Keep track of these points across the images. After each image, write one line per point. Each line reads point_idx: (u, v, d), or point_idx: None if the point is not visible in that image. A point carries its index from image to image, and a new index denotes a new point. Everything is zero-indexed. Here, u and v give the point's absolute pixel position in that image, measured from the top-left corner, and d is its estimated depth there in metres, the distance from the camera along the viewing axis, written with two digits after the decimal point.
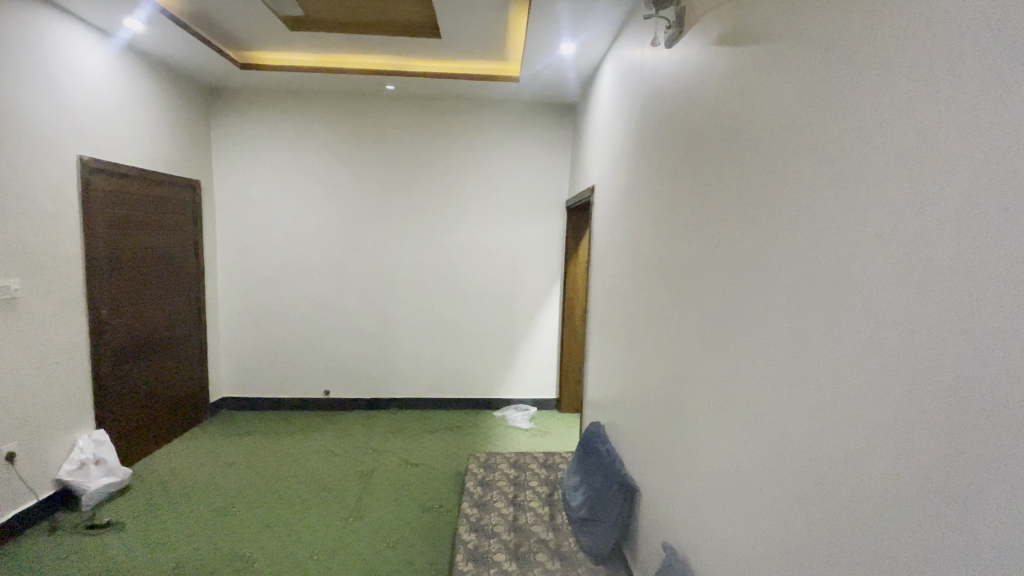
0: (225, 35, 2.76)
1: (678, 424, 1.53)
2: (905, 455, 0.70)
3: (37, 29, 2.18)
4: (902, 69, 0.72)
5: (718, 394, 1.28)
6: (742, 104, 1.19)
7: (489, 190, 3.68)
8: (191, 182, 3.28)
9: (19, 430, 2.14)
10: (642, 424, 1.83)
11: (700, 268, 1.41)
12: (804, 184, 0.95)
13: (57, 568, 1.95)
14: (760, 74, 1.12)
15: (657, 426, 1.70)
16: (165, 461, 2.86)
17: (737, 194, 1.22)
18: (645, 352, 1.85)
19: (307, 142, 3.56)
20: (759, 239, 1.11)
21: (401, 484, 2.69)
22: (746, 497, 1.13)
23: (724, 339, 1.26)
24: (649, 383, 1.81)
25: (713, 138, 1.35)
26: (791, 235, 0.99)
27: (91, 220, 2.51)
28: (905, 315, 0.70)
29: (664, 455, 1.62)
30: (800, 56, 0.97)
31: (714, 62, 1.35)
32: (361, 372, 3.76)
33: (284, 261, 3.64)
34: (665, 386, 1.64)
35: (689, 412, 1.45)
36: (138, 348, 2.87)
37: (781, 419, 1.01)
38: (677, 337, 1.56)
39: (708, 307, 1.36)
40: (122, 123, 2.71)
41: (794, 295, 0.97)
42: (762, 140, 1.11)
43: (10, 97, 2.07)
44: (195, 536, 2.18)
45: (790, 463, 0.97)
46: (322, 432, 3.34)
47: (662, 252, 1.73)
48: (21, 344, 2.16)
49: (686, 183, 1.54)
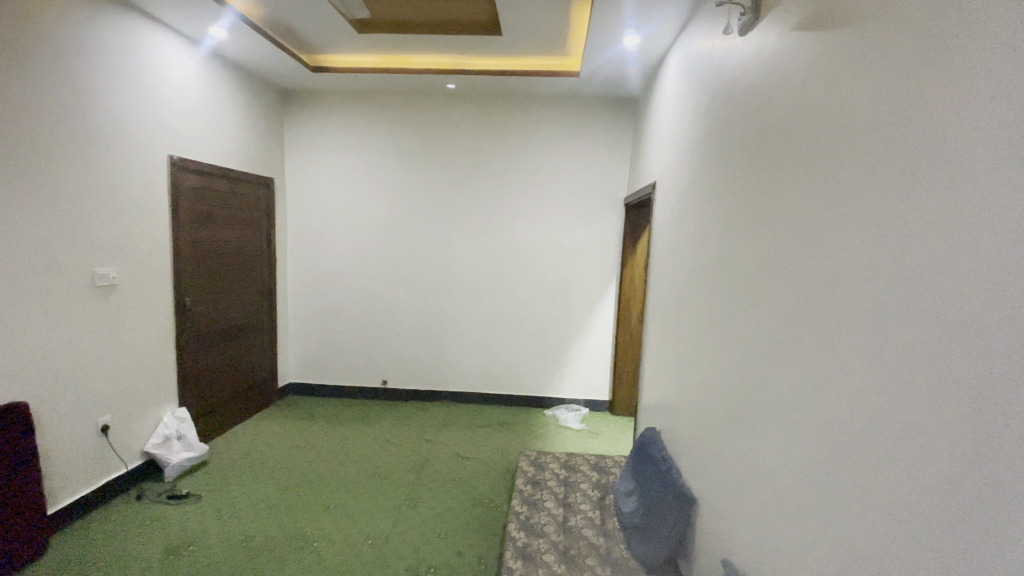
0: (295, 38, 2.89)
1: (738, 433, 1.44)
2: (994, 480, 0.62)
3: (136, 40, 2.40)
4: (996, 53, 0.65)
5: (782, 405, 1.20)
6: (817, 95, 1.11)
7: (546, 188, 3.66)
8: (266, 180, 3.49)
9: (112, 405, 2.37)
10: (701, 431, 1.75)
11: (768, 267, 1.32)
12: (874, 183, 0.88)
13: (142, 531, 2.14)
14: (836, 63, 1.04)
15: (716, 433, 1.62)
16: (237, 440, 3.06)
17: (807, 192, 1.14)
18: (707, 355, 1.76)
19: (372, 141, 3.69)
20: (828, 240, 1.03)
21: (454, 476, 2.72)
22: (807, 516, 1.06)
23: (790, 346, 1.18)
24: (709, 388, 1.72)
25: (786, 131, 1.26)
26: (866, 227, 0.89)
27: (179, 214, 2.73)
28: (1007, 318, 0.61)
29: (723, 464, 1.54)
30: (878, 44, 0.90)
31: (792, 46, 1.25)
32: (416, 365, 3.86)
33: (347, 256, 3.80)
34: (726, 392, 1.55)
35: (751, 422, 1.37)
36: (217, 333, 3.09)
37: (852, 432, 0.91)
38: (741, 342, 1.48)
39: (774, 312, 1.27)
40: (207, 125, 2.93)
41: (868, 296, 0.88)
42: (834, 135, 1.03)
43: (111, 103, 2.29)
44: (261, 512, 2.31)
45: (860, 483, 0.88)
46: (379, 421, 3.45)
47: (728, 251, 1.63)
48: (118, 327, 2.39)
49: (755, 179, 1.45)
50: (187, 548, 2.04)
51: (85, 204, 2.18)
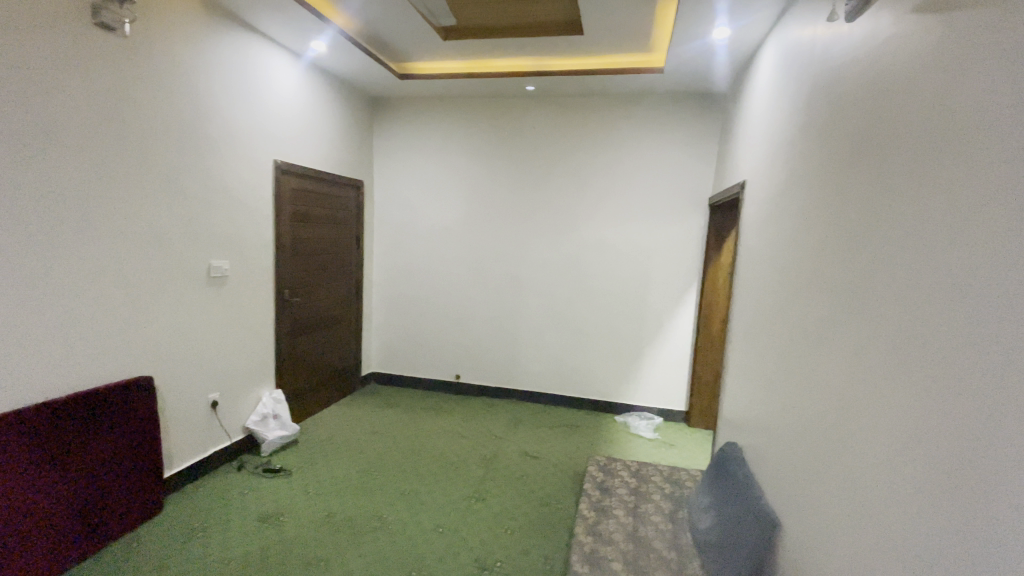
0: (385, 48, 3.07)
1: (826, 451, 1.33)
2: None
3: (250, 56, 2.68)
4: None
5: (877, 424, 1.09)
6: (931, 83, 1.00)
7: (624, 188, 3.59)
8: (356, 182, 3.74)
9: (221, 383, 2.65)
10: (787, 448, 1.63)
11: (868, 272, 1.20)
12: (1004, 180, 0.78)
13: (241, 499, 2.37)
14: (954, 46, 0.93)
15: (803, 452, 1.50)
16: (324, 423, 3.30)
17: (916, 190, 1.02)
18: (796, 367, 1.64)
19: (453, 143, 3.82)
20: (942, 243, 0.92)
21: (522, 474, 2.75)
22: (904, 551, 0.95)
23: (889, 360, 1.07)
24: (797, 402, 1.60)
25: (893, 124, 1.15)
26: (995, 229, 0.79)
27: (281, 213, 3.00)
28: None
29: (809, 485, 1.43)
30: (1012, 23, 0.79)
31: (906, 29, 1.13)
32: (488, 362, 3.94)
33: (427, 254, 3.96)
34: (815, 406, 1.44)
35: (841, 441, 1.26)
36: (310, 323, 3.35)
37: (967, 456, 0.81)
38: (833, 353, 1.36)
39: (871, 322, 1.16)
40: (307, 131, 3.19)
41: (994, 308, 0.78)
42: (950, 127, 0.93)
43: (228, 113, 2.57)
44: (343, 492, 2.47)
45: (977, 518, 0.79)
46: (453, 414, 3.56)
47: (821, 254, 1.51)
48: (228, 314, 2.67)
49: (856, 177, 1.33)
50: (279, 518, 2.24)
51: (203, 203, 2.45)
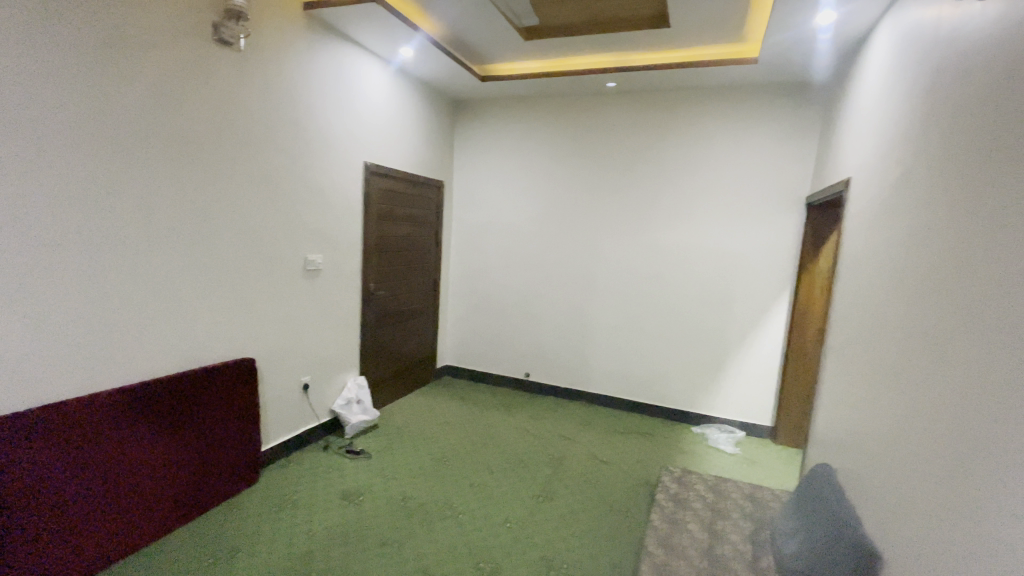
0: (468, 51, 3.17)
1: (935, 481, 1.18)
2: None
3: (346, 65, 2.89)
4: None
5: (998, 456, 0.96)
6: None
7: (708, 187, 3.41)
8: (437, 182, 3.89)
9: (312, 367, 2.88)
10: (888, 474, 1.47)
11: (990, 280, 1.06)
12: None
13: (326, 476, 2.56)
14: None
15: (906, 479, 1.35)
16: (401, 411, 3.47)
17: None
18: (901, 384, 1.47)
19: (531, 143, 3.85)
20: None
21: (591, 477, 2.71)
22: None
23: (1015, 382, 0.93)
24: (900, 423, 1.43)
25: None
26: None
27: (369, 212, 3.19)
28: None
29: (912, 516, 1.28)
30: None
31: None
32: (559, 362, 3.92)
33: (502, 253, 4.03)
34: (924, 429, 1.28)
35: (950, 470, 1.12)
36: (391, 316, 3.54)
37: None
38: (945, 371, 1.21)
39: (993, 338, 1.02)
40: (394, 134, 3.37)
41: None
42: None
43: (326, 118, 2.78)
44: (417, 478, 2.59)
45: None
46: (523, 412, 3.59)
47: (938, 256, 1.34)
48: (321, 303, 2.90)
49: (981, 171, 1.17)
50: (359, 497, 2.39)
51: (300, 201, 2.67)
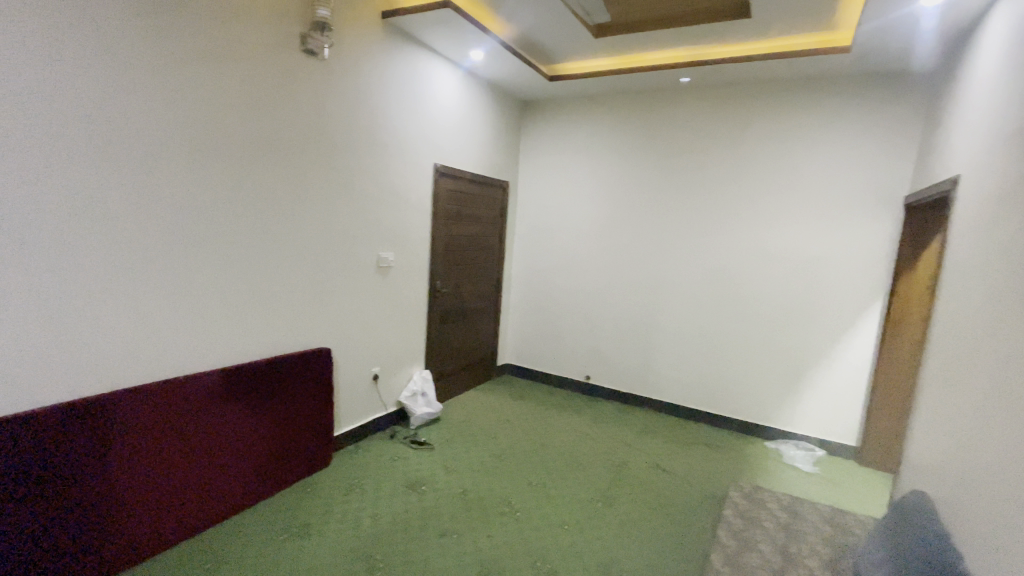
0: (538, 51, 3.18)
1: None
2: None
3: (420, 70, 3.00)
4: None
5: None
6: None
7: (790, 186, 3.19)
8: (503, 183, 3.94)
9: (381, 360, 3.02)
10: (993, 507, 1.31)
11: None
12: None
13: (391, 465, 2.67)
14: None
15: (1011, 513, 1.20)
16: (463, 406, 3.55)
17: None
18: (1007, 407, 1.31)
19: (598, 142, 3.80)
20: None
21: (652, 486, 2.63)
22: None
23: None
24: (1006, 450, 1.28)
25: None
26: None
27: (438, 211, 3.30)
28: None
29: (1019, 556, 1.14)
30: None
31: None
32: (621, 365, 3.83)
33: (566, 253, 4.01)
34: None
35: None
36: (456, 313, 3.63)
37: None
38: None
39: None
40: (463, 136, 3.45)
41: None
42: None
43: (400, 122, 2.91)
44: (476, 472, 2.64)
45: None
46: (583, 414, 3.55)
47: None
48: (391, 299, 3.03)
49: None
50: (422, 487, 2.48)
51: (374, 201, 2.81)
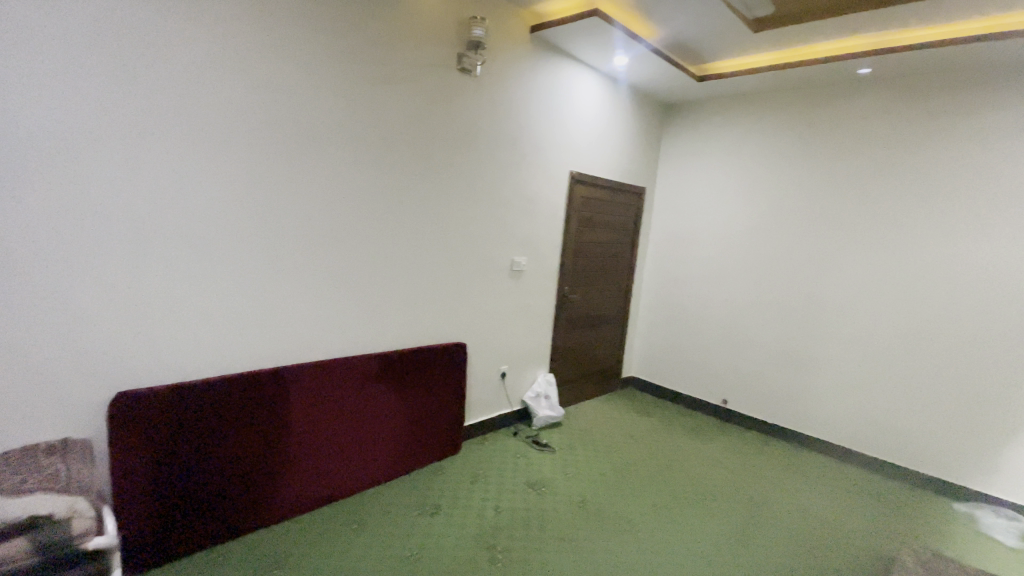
0: (686, 52, 3.05)
1: None
2: None
3: (564, 79, 3.07)
4: None
5: None
6: None
7: (1002, 194, 2.61)
8: (639, 189, 3.85)
9: (510, 359, 3.15)
10: None
11: None
12: None
13: (513, 461, 2.77)
14: None
15: None
16: (585, 414, 3.54)
17: None
18: None
19: (749, 146, 3.52)
20: None
21: (792, 530, 2.35)
22: None
23: None
24: None
25: None
26: None
27: (571, 218, 3.33)
28: None
29: None
30: None
31: None
32: (763, 390, 3.49)
33: (704, 265, 3.77)
34: None
35: None
36: (583, 318, 3.63)
37: None
38: None
39: None
40: (601, 143, 3.44)
41: None
42: None
43: (542, 131, 3.01)
44: (597, 483, 2.61)
45: None
46: (715, 440, 3.30)
47: None
48: (522, 301, 3.15)
49: None
50: (542, 488, 2.53)
51: (513, 207, 2.95)
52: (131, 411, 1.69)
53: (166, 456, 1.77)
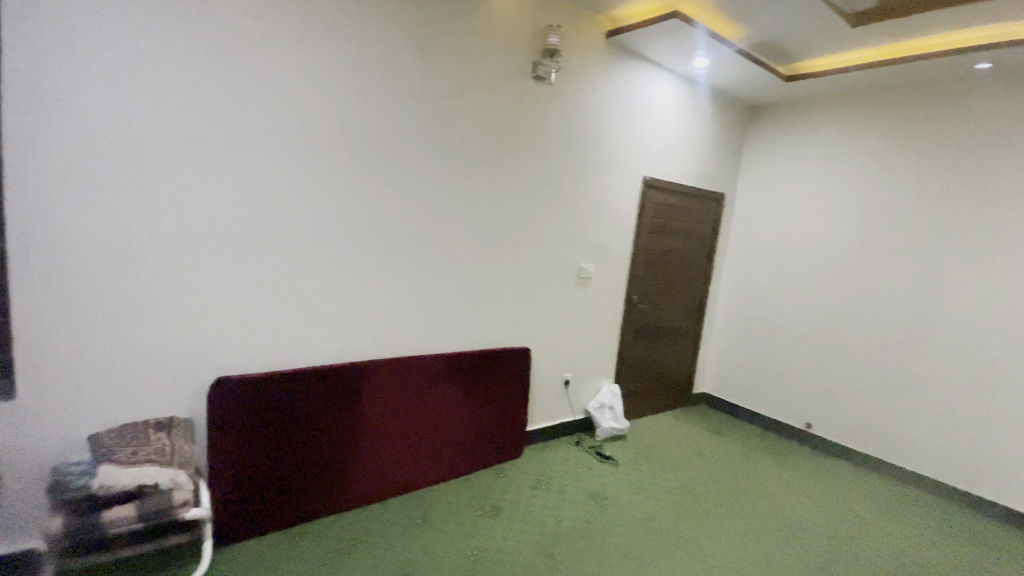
0: (774, 51, 2.89)
1: None
2: None
3: (640, 83, 3.01)
4: None
5: None
6: None
7: None
8: (717, 195, 3.68)
9: (575, 366, 3.11)
10: None
11: None
12: None
13: (575, 470, 2.73)
14: None
15: None
16: (651, 428, 3.41)
17: None
18: None
19: (843, 149, 3.26)
20: None
21: (884, 574, 2.12)
22: None
23: None
24: None
25: None
26: None
27: (643, 224, 3.25)
28: None
29: None
30: None
31: None
32: (853, 416, 3.20)
33: (787, 277, 3.53)
34: None
35: None
36: (652, 329, 3.51)
37: None
38: None
39: None
40: (677, 147, 3.33)
41: None
42: None
43: (616, 135, 2.97)
44: (664, 501, 2.50)
45: None
46: (796, 466, 3.06)
47: None
48: (590, 308, 3.11)
49: None
50: (604, 500, 2.47)
51: (583, 214, 2.93)
52: (225, 395, 1.85)
53: (252, 438, 1.92)
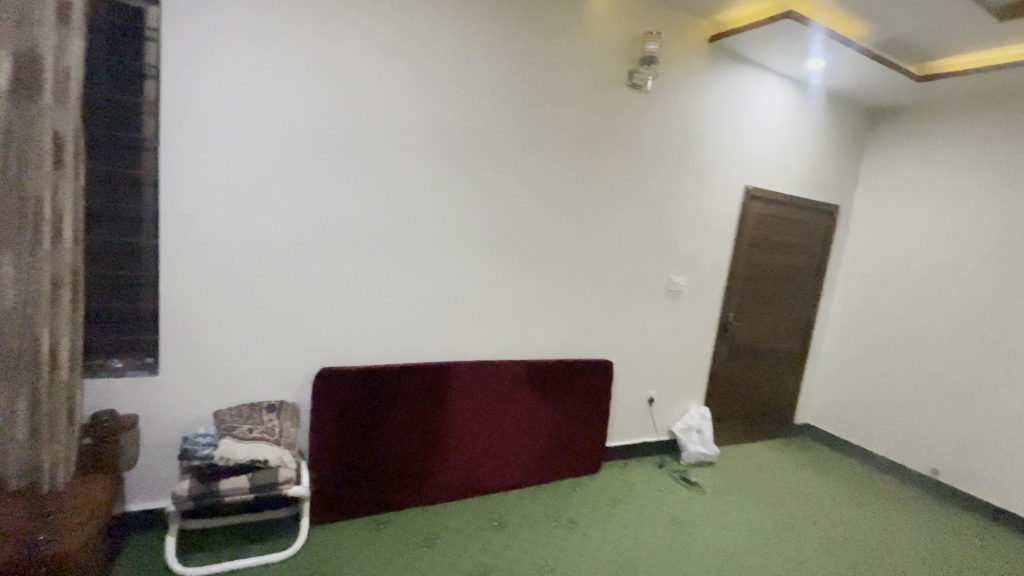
0: (904, 49, 2.57)
1: None
2: None
3: (744, 88, 2.84)
4: None
5: None
6: None
7: None
8: (831, 208, 3.34)
9: (659, 385, 2.98)
10: None
11: None
12: None
13: (656, 493, 2.60)
14: None
15: None
16: (744, 457, 3.15)
17: None
18: None
19: (994, 155, 2.80)
20: None
21: None
22: None
23: None
24: None
25: None
26: None
27: (742, 237, 3.04)
28: None
29: None
30: None
31: None
32: (999, 468, 2.70)
33: (914, 301, 3.09)
34: None
35: None
36: (748, 350, 3.26)
37: None
38: None
39: None
40: (785, 155, 3.08)
41: None
42: None
43: (715, 143, 2.82)
44: (754, 538, 2.30)
45: None
46: (921, 518, 2.65)
47: None
48: (678, 324, 2.96)
49: None
50: (687, 529, 2.32)
51: (676, 224, 2.81)
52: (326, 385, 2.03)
53: (347, 426, 2.08)
